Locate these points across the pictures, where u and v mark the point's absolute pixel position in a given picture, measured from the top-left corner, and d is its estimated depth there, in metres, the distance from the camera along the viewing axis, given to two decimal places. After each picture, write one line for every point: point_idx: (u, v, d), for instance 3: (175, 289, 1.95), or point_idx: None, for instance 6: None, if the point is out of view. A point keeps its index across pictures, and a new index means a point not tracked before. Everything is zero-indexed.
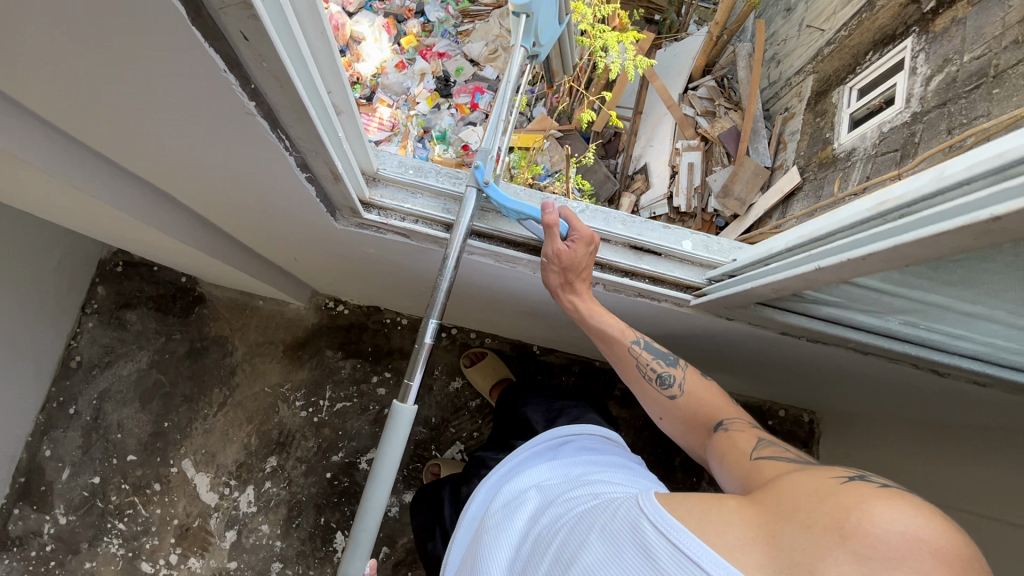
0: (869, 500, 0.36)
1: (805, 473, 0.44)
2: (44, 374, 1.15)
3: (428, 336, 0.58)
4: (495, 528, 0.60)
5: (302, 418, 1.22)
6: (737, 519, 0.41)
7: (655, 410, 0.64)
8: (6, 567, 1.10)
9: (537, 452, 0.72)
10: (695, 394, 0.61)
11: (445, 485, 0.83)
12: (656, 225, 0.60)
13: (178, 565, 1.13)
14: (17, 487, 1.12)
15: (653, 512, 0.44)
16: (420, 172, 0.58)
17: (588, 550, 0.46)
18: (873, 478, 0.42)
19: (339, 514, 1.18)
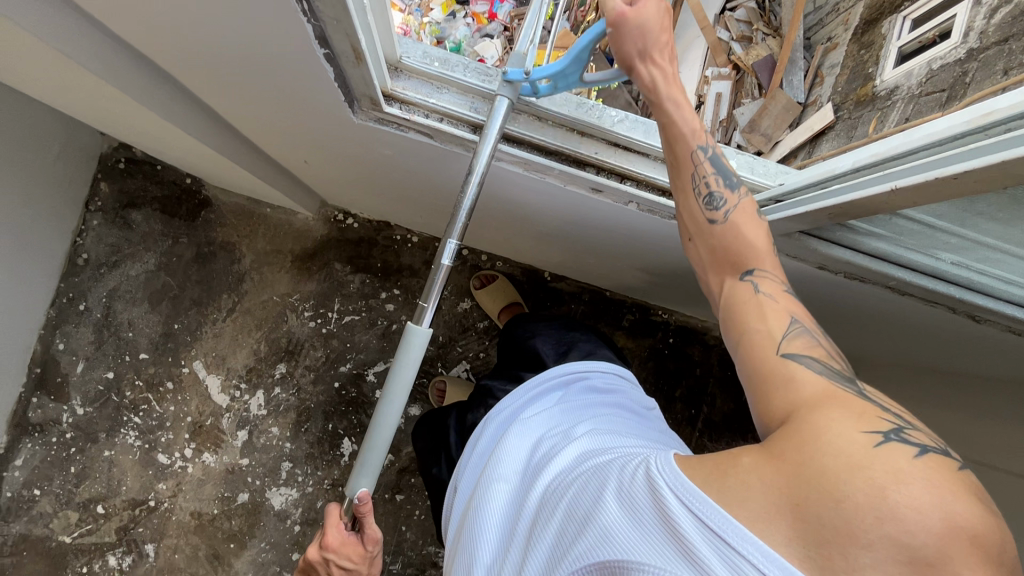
0: (908, 480, 0.34)
1: (837, 411, 0.39)
2: (52, 269, 1.14)
3: (445, 257, 0.55)
4: (503, 471, 0.59)
5: (310, 328, 1.22)
6: (755, 485, 0.38)
7: (686, 228, 0.54)
8: (29, 451, 1.15)
9: (546, 390, 0.71)
10: (739, 230, 0.51)
11: (449, 416, 0.82)
12: None
13: (193, 459, 1.18)
14: (33, 378, 1.15)
15: (672, 479, 0.42)
16: (448, 64, 0.52)
17: (602, 510, 0.45)
18: (909, 433, 0.38)
19: (347, 421, 1.22)
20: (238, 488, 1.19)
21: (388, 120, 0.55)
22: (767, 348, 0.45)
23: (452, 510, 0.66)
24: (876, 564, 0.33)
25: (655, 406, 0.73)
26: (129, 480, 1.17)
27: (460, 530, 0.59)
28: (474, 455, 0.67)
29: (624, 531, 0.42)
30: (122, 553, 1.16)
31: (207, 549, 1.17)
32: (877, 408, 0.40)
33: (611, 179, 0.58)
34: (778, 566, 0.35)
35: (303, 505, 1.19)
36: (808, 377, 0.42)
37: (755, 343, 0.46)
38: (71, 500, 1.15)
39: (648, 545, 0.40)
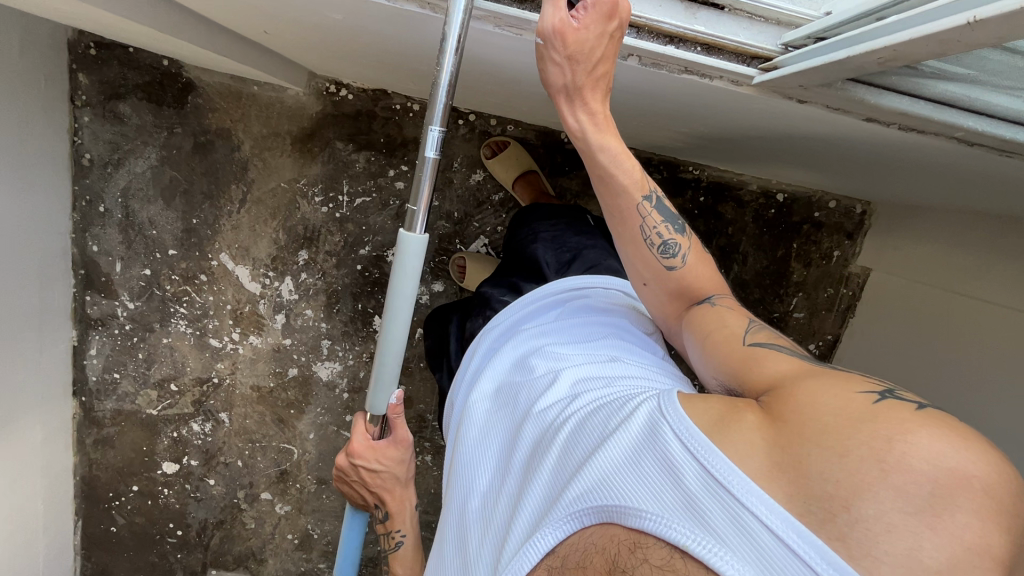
0: (915, 430, 0.40)
1: (830, 379, 0.48)
2: (60, 172, 1.13)
3: (430, 150, 0.50)
4: (510, 406, 0.68)
5: (324, 214, 1.20)
6: (754, 442, 0.45)
7: (643, 274, 0.68)
8: (99, 342, 1.27)
9: (545, 308, 0.78)
10: (689, 269, 0.67)
11: (455, 318, 0.92)
12: None
13: (242, 341, 1.28)
14: (80, 279, 1.22)
15: (678, 425, 0.48)
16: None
17: (602, 452, 0.51)
18: (903, 394, 0.46)
19: (375, 300, 1.26)
20: (287, 364, 1.29)
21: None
22: (735, 345, 0.58)
23: (451, 414, 0.79)
24: (877, 514, 0.38)
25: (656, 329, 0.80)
26: (191, 361, 1.29)
27: (460, 454, 0.69)
28: (490, 381, 0.73)
29: (622, 475, 0.48)
30: (202, 420, 1.33)
31: (272, 415, 1.33)
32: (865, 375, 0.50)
33: None
34: (782, 520, 0.40)
35: (347, 375, 1.31)
36: (783, 358, 0.55)
37: (720, 338, 0.60)
38: (148, 380, 1.30)
39: (650, 490, 0.46)
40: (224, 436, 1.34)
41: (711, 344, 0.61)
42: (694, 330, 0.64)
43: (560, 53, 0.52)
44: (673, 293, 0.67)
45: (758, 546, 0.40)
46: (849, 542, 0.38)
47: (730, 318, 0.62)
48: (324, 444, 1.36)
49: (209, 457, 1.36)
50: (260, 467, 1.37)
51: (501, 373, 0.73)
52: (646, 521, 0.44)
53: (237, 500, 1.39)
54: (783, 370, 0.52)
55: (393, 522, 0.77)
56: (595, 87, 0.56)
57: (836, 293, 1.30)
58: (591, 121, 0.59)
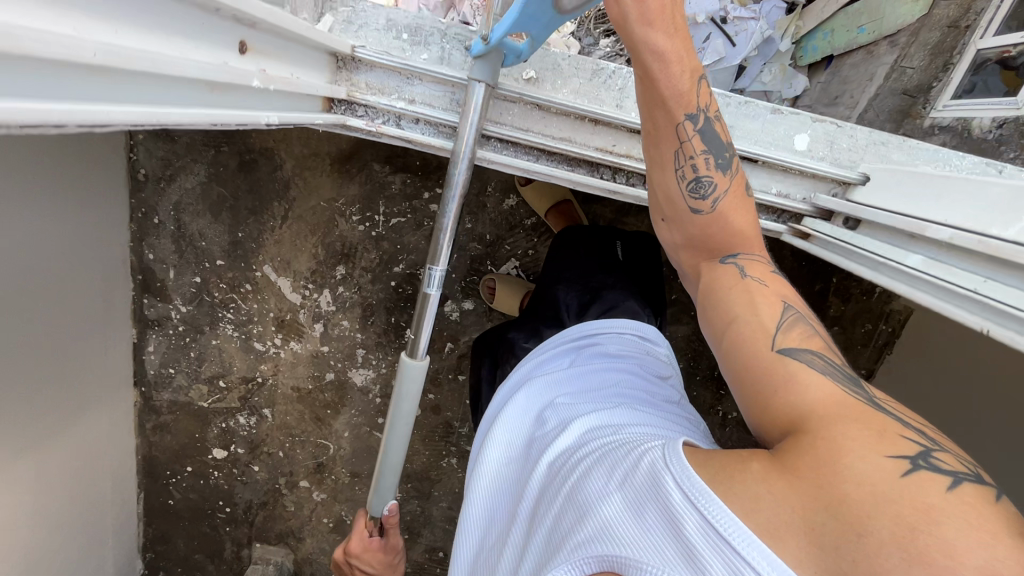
0: (943, 519, 0.42)
1: (860, 433, 0.48)
2: (119, 187, 1.20)
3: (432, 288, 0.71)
4: (522, 450, 0.71)
5: (361, 232, 1.24)
6: (762, 496, 0.47)
7: (664, 207, 0.70)
8: (156, 340, 1.37)
9: (558, 356, 0.82)
10: (718, 215, 0.68)
11: (483, 362, 0.96)
12: (765, 129, 0.80)
13: (283, 346, 1.35)
14: (138, 283, 1.31)
15: (680, 475, 0.50)
16: (414, 46, 0.74)
17: (607, 501, 0.53)
18: (939, 461, 0.46)
19: (407, 315, 1.31)
20: (324, 369, 1.37)
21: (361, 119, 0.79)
22: (763, 349, 0.58)
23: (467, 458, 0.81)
24: None
25: (668, 374, 0.82)
26: (237, 361, 1.38)
27: (471, 494, 0.71)
28: (503, 422, 0.75)
29: (623, 524, 0.50)
30: (247, 414, 1.43)
31: (311, 413, 1.42)
32: (902, 427, 0.50)
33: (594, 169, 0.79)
34: None
35: (380, 382, 1.38)
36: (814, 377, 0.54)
37: (750, 330, 0.60)
38: (199, 376, 1.40)
39: (652, 541, 0.48)
40: (267, 429, 1.45)
41: (738, 339, 0.60)
42: (721, 317, 0.63)
43: None
44: (697, 239, 0.69)
45: None
46: None
47: (761, 300, 0.62)
48: (357, 442, 1.45)
49: (254, 446, 1.47)
50: (299, 458, 1.48)
51: (511, 416, 0.75)
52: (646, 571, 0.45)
53: (279, 486, 1.51)
54: (815, 403, 0.52)
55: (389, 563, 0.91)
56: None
57: (873, 329, 1.27)
58: (638, 13, 0.57)
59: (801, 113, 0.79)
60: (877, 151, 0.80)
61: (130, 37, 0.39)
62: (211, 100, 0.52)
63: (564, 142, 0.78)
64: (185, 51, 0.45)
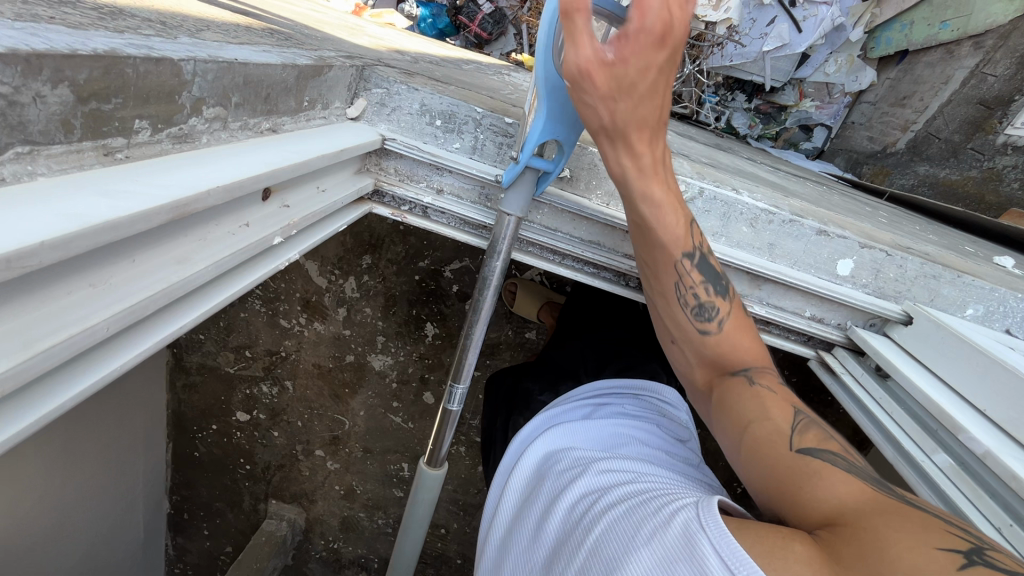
0: None
1: (903, 525, 0.43)
2: None
3: (455, 403, 0.74)
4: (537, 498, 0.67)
5: (389, 225, 1.24)
6: None
7: (678, 331, 0.70)
8: None
9: (572, 411, 0.81)
10: (727, 334, 0.69)
11: (498, 415, 0.98)
12: (806, 250, 0.73)
13: (308, 325, 1.39)
14: None
15: (716, 538, 0.45)
16: (448, 134, 0.69)
17: (635, 559, 0.48)
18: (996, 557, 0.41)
19: (428, 309, 1.32)
20: (345, 351, 1.41)
21: (388, 205, 0.76)
22: (781, 448, 0.56)
23: (484, 520, 0.78)
24: None
25: (687, 437, 0.79)
26: (263, 335, 1.43)
27: (498, 557, 0.67)
28: (519, 477, 0.73)
29: None
30: (270, 384, 1.50)
31: (329, 390, 1.47)
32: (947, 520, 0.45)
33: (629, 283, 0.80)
34: None
35: (397, 369, 1.41)
36: (840, 476, 0.51)
37: (760, 433, 0.59)
38: (227, 344, 1.46)
39: None
40: (287, 399, 1.51)
41: (756, 442, 0.59)
42: (734, 421, 0.63)
43: (593, 93, 0.49)
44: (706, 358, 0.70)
45: None
46: None
47: (771, 404, 0.62)
48: (371, 421, 1.50)
49: (274, 413, 1.54)
50: (316, 429, 1.54)
51: (528, 469, 0.73)
52: None
53: (296, 452, 1.59)
54: (845, 497, 0.48)
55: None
56: (638, 126, 0.53)
57: None
58: (635, 167, 0.57)
59: (849, 237, 0.72)
60: (927, 285, 0.74)
61: (155, 257, 0.36)
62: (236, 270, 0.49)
63: (593, 246, 0.76)
64: (187, 260, 0.39)
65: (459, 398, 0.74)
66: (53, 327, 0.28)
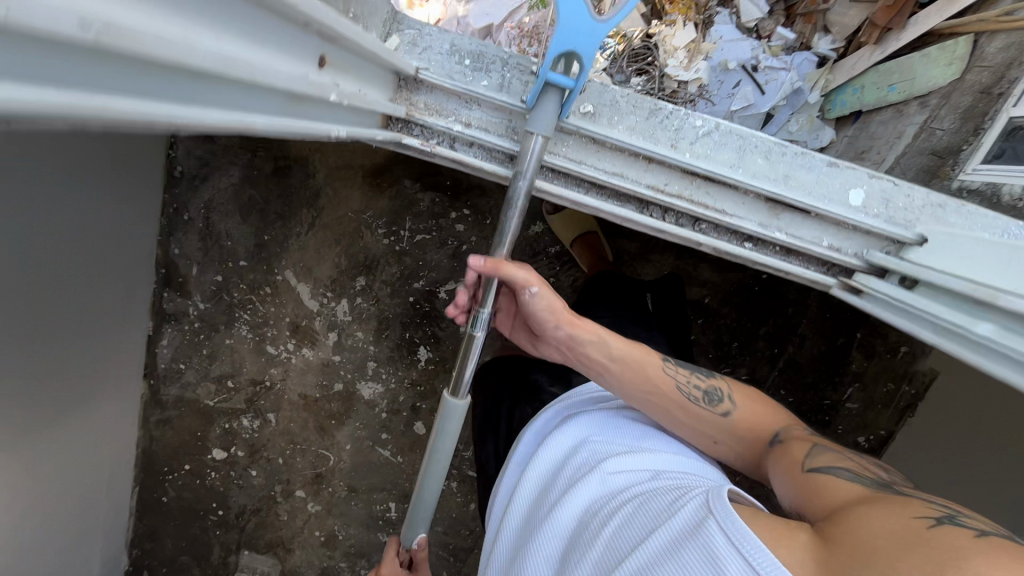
0: (975, 555, 0.43)
1: (886, 508, 0.51)
2: (156, 183, 1.21)
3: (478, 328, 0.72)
4: (552, 485, 0.73)
5: (385, 245, 1.24)
6: (806, 560, 0.49)
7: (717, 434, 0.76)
8: (170, 333, 1.37)
9: (585, 402, 0.85)
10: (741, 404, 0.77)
11: (501, 400, 1.00)
12: (818, 170, 0.75)
13: (296, 352, 1.35)
14: (160, 276, 1.32)
15: (727, 526, 0.52)
16: (476, 72, 0.73)
17: (650, 544, 0.55)
18: (964, 520, 0.49)
19: (422, 331, 1.30)
20: (334, 378, 1.36)
21: (417, 137, 0.78)
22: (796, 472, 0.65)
23: (498, 499, 0.83)
24: None
25: None
26: (248, 363, 1.38)
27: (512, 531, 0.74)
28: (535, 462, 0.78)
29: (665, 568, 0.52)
30: (252, 417, 1.42)
31: (314, 422, 1.41)
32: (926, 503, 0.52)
33: (654, 213, 0.80)
34: None
35: (388, 397, 1.37)
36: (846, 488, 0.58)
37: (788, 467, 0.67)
38: (209, 374, 1.40)
39: None
40: (269, 434, 1.43)
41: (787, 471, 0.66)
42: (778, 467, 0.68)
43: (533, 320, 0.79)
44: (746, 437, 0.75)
45: None
46: None
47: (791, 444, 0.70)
48: (358, 456, 1.43)
49: (254, 450, 1.46)
50: (297, 467, 1.46)
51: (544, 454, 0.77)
52: None
53: (274, 493, 1.49)
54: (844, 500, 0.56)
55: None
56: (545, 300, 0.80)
57: (895, 390, 1.23)
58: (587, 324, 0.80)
59: (857, 167, 0.75)
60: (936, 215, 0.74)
61: (230, 42, 0.41)
62: (289, 113, 0.54)
63: (618, 177, 0.78)
64: (262, 55, 0.45)
65: (484, 323, 0.71)
66: (170, 28, 0.34)
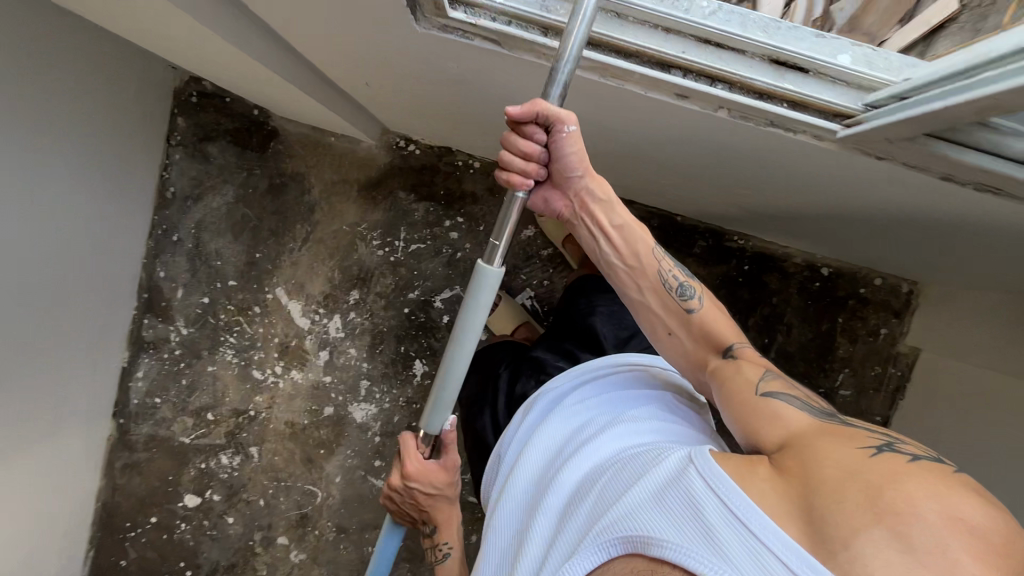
0: (908, 480, 0.48)
1: (832, 438, 0.55)
2: (146, 202, 1.22)
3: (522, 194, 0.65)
4: (544, 451, 0.73)
5: (379, 257, 1.25)
6: (768, 491, 0.52)
7: (669, 325, 0.72)
8: (147, 364, 1.30)
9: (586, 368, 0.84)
10: (708, 311, 0.71)
11: (502, 377, 0.99)
12: (807, 33, 0.55)
13: (283, 375, 1.30)
14: (143, 302, 1.28)
15: (706, 471, 0.54)
16: None
17: (635, 490, 0.56)
18: (902, 446, 0.53)
19: (417, 344, 1.28)
20: (323, 402, 1.30)
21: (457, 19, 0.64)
22: (749, 393, 0.63)
23: (494, 465, 0.84)
24: (872, 554, 0.45)
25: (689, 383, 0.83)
26: (231, 392, 1.30)
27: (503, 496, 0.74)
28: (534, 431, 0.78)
29: (649, 510, 0.54)
30: (232, 453, 1.32)
31: (301, 454, 1.32)
32: (869, 430, 0.56)
33: (698, 81, 0.59)
34: (797, 557, 0.46)
35: (381, 419, 1.30)
36: (796, 414, 0.60)
37: (735, 386, 0.64)
38: (186, 408, 1.31)
39: (673, 524, 0.51)
40: (250, 472, 1.33)
41: (730, 394, 0.64)
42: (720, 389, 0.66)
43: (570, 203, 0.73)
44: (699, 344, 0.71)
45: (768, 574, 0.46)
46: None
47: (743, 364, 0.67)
48: (348, 490, 1.32)
49: (232, 492, 1.34)
50: (281, 509, 1.33)
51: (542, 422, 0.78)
52: (667, 550, 0.50)
53: (253, 543, 1.35)
54: (799, 427, 0.58)
55: (440, 535, 0.90)
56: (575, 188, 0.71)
57: (884, 373, 1.26)
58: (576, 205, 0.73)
59: (833, 34, 0.55)
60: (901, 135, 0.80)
61: None
62: None
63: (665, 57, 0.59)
64: None
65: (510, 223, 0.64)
66: None
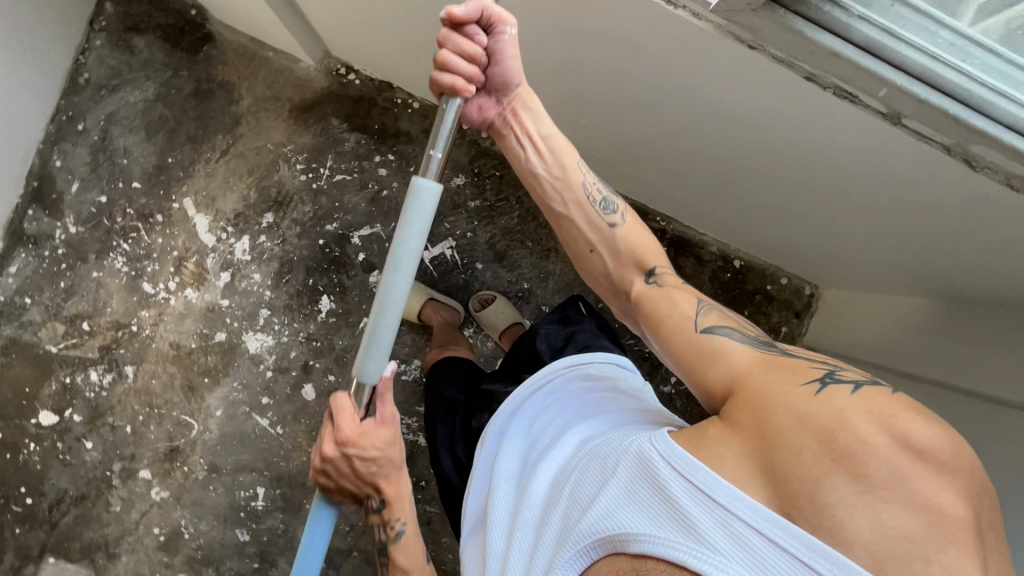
0: (853, 413, 0.46)
1: (775, 374, 0.51)
2: (52, 81, 1.14)
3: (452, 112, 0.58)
4: (510, 455, 0.68)
5: (301, 182, 1.21)
6: (725, 457, 0.49)
7: (589, 239, 0.69)
8: (22, 260, 1.19)
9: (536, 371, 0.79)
10: (629, 226, 0.69)
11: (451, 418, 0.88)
12: None
13: (176, 293, 1.21)
14: (31, 192, 1.18)
15: (665, 449, 0.51)
16: None
17: (605, 489, 0.53)
18: (842, 373, 0.50)
19: (328, 280, 1.23)
20: (216, 327, 1.22)
21: None
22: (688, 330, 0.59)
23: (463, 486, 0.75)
24: (837, 498, 0.44)
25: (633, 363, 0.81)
26: (114, 302, 1.20)
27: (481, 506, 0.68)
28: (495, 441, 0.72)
29: (624, 507, 0.50)
30: (103, 370, 1.21)
31: (182, 380, 1.22)
32: (809, 359, 0.53)
33: None
34: (770, 523, 0.45)
35: (276, 353, 1.23)
36: (737, 351, 0.55)
37: (671, 322, 0.60)
38: (59, 313, 1.20)
39: (648, 515, 0.49)
40: (121, 393, 1.22)
41: (668, 335, 0.60)
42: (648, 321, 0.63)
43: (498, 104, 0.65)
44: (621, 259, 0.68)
45: (750, 548, 0.45)
46: (823, 530, 0.44)
47: (676, 293, 0.63)
48: (228, 426, 1.23)
49: (94, 415, 1.22)
50: (148, 438, 1.22)
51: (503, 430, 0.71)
52: (647, 545, 0.47)
53: (109, 475, 1.22)
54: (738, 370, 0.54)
55: (390, 511, 0.74)
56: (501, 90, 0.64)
57: None
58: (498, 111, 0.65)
59: None
60: None
61: None
62: None
63: None
64: None
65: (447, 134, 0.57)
66: None
